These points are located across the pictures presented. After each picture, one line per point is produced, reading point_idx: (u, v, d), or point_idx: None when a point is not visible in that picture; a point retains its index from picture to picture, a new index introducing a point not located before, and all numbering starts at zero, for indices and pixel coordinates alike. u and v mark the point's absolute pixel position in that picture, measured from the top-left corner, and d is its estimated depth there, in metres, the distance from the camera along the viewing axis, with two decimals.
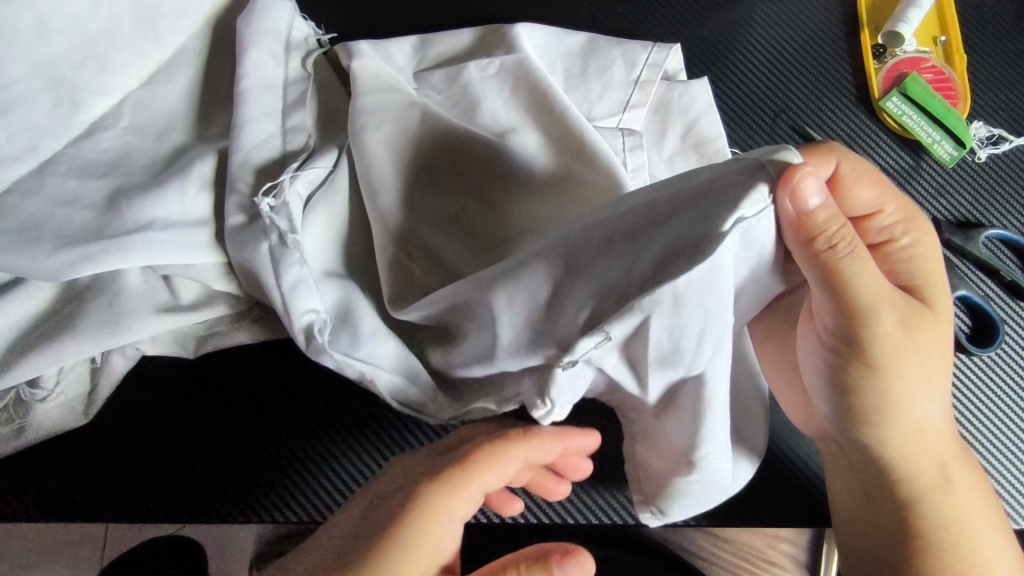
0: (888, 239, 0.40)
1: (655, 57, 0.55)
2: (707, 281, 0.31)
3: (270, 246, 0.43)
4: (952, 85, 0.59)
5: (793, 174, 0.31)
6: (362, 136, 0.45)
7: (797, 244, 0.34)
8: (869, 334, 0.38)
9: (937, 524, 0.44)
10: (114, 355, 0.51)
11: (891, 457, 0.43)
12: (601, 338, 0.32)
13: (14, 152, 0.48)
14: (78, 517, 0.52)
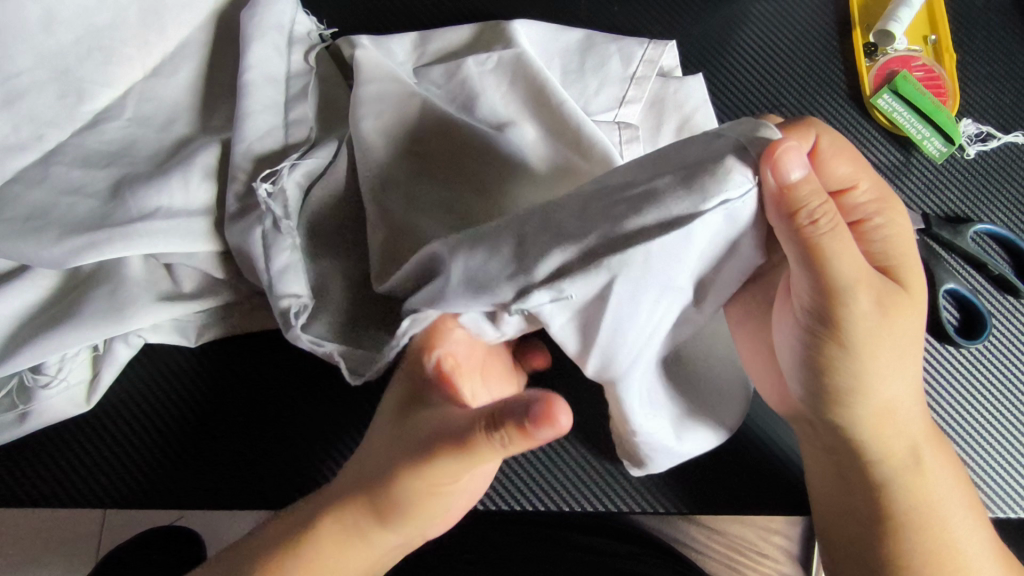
0: (862, 218, 0.40)
1: (651, 53, 0.56)
2: (676, 246, 0.33)
3: (263, 231, 0.44)
4: (941, 83, 0.60)
5: (776, 148, 0.31)
6: (363, 129, 0.47)
7: (777, 219, 0.34)
8: (844, 314, 0.38)
9: (907, 507, 0.45)
10: (117, 342, 0.51)
11: (868, 441, 0.44)
12: (555, 296, 0.35)
13: (20, 142, 0.49)
14: (78, 504, 0.53)
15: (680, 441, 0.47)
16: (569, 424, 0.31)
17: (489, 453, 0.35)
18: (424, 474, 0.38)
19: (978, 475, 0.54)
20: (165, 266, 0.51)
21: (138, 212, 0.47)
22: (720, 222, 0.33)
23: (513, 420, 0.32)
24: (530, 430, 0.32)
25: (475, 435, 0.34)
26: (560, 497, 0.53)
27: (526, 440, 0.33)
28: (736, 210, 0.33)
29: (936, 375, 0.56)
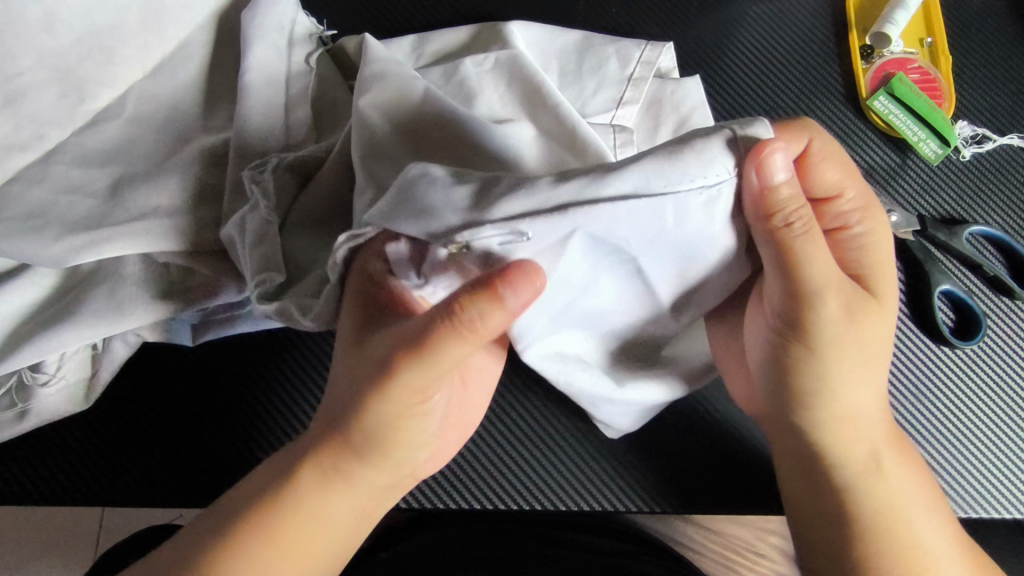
0: (843, 225, 0.42)
1: (648, 55, 0.56)
2: (651, 212, 0.34)
3: (243, 221, 0.45)
4: (937, 86, 0.61)
5: (762, 148, 0.33)
6: (358, 104, 0.44)
7: (754, 218, 0.36)
8: (812, 317, 0.39)
9: (872, 509, 0.45)
10: (117, 341, 0.51)
11: (825, 441, 0.45)
12: (509, 231, 0.34)
13: (20, 141, 0.49)
14: (79, 501, 0.53)
15: (619, 386, 0.45)
16: (544, 285, 0.33)
17: (458, 343, 0.35)
18: (391, 392, 0.37)
19: (972, 475, 0.54)
20: (162, 264, 0.51)
21: (137, 212, 0.47)
22: (694, 204, 0.34)
23: (484, 291, 0.33)
24: (503, 297, 0.33)
25: (439, 327, 0.34)
26: (557, 497, 0.54)
27: (494, 312, 0.33)
28: (709, 200, 0.35)
29: (931, 375, 0.56)
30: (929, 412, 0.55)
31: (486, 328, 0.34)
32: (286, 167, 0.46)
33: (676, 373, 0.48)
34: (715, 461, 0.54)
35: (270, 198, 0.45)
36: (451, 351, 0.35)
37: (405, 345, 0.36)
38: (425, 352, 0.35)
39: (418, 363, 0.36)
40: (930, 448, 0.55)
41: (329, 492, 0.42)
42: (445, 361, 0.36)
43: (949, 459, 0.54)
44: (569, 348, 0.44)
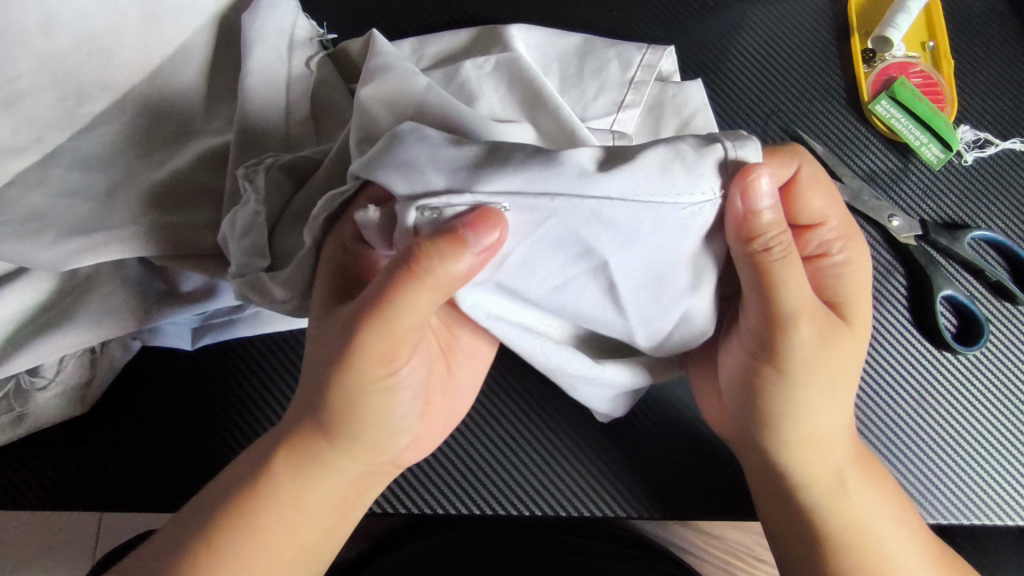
0: (824, 252, 0.42)
1: (649, 58, 0.56)
2: (630, 213, 0.33)
3: (235, 215, 0.44)
4: (939, 90, 0.60)
5: (748, 172, 0.33)
6: (359, 95, 0.42)
7: (735, 242, 0.35)
8: (785, 342, 0.39)
9: (839, 527, 0.46)
10: (116, 347, 0.52)
11: (787, 462, 0.46)
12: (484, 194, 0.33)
13: (18, 143, 0.49)
14: (80, 506, 0.53)
15: (597, 362, 0.43)
16: (502, 231, 0.32)
17: (416, 291, 0.33)
18: (355, 372, 0.37)
19: (974, 481, 0.54)
20: (161, 269, 0.51)
21: (136, 216, 0.47)
22: (677, 215, 0.34)
23: (443, 236, 0.32)
24: (464, 241, 0.32)
25: (398, 275, 0.33)
26: (557, 503, 0.53)
27: (454, 258, 0.32)
28: (693, 215, 0.34)
29: (934, 381, 0.56)
30: (931, 417, 0.55)
31: (445, 276, 0.33)
32: (281, 167, 0.45)
33: (642, 362, 0.44)
34: (710, 467, 0.54)
35: (262, 193, 0.44)
36: (411, 302, 0.34)
37: (367, 299, 0.35)
38: (385, 304, 0.34)
39: (379, 315, 0.34)
40: (931, 453, 0.54)
41: (306, 482, 0.42)
42: (405, 312, 0.34)
43: (950, 465, 0.54)
44: (547, 326, 0.41)
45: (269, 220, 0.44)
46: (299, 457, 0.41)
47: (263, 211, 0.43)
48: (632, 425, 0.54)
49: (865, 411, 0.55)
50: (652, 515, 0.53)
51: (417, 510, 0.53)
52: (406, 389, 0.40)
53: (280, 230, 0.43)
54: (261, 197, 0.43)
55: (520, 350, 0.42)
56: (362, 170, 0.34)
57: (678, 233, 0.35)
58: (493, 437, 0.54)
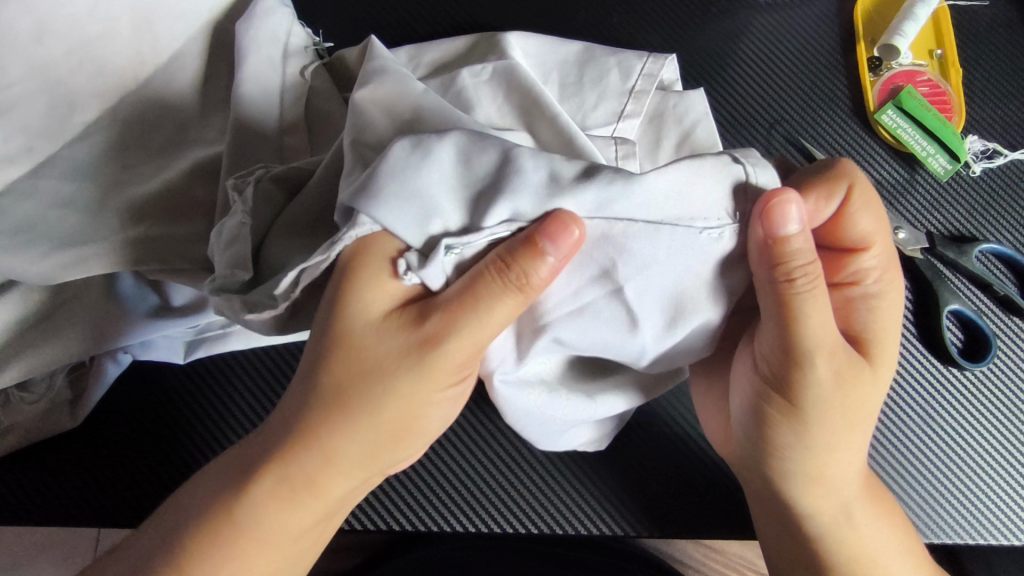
0: (856, 280, 0.42)
1: (650, 67, 0.55)
2: (646, 239, 0.35)
3: (221, 228, 0.41)
4: (947, 99, 0.59)
5: (774, 198, 0.34)
6: (355, 96, 0.40)
7: (761, 266, 0.36)
8: (801, 377, 0.39)
9: (844, 555, 0.45)
10: (107, 360, 0.51)
11: (797, 489, 0.44)
12: (506, 222, 0.34)
13: (9, 153, 0.47)
14: (65, 522, 0.52)
15: (591, 400, 0.45)
16: (580, 232, 0.33)
17: (505, 297, 0.34)
18: (356, 410, 0.37)
19: (982, 501, 0.53)
20: (153, 282, 0.51)
21: (130, 229, 0.47)
22: (695, 239, 0.35)
23: (521, 243, 0.33)
24: (541, 246, 0.33)
25: (489, 279, 0.34)
26: (553, 520, 0.52)
27: (537, 266, 0.33)
28: (713, 238, 0.36)
29: (939, 398, 0.54)
30: (939, 436, 0.54)
31: (532, 280, 0.34)
32: (271, 178, 0.43)
33: (633, 381, 0.45)
34: (707, 485, 0.53)
35: (249, 202, 0.41)
36: (501, 308, 0.35)
37: (450, 302, 0.35)
38: (471, 307, 0.34)
39: (469, 317, 0.35)
40: (936, 474, 0.53)
41: (292, 518, 0.38)
42: (497, 320, 0.35)
43: (957, 484, 0.53)
44: (529, 372, 0.42)
45: (255, 232, 0.41)
46: (290, 494, 0.37)
47: (249, 222, 0.40)
48: (629, 442, 0.54)
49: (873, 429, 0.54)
50: (645, 535, 0.52)
51: (412, 526, 0.53)
52: (431, 421, 0.39)
53: (268, 244, 0.41)
54: (245, 206, 0.41)
55: (499, 402, 0.42)
56: (350, 201, 0.34)
57: (696, 253, 0.36)
58: (489, 453, 0.53)
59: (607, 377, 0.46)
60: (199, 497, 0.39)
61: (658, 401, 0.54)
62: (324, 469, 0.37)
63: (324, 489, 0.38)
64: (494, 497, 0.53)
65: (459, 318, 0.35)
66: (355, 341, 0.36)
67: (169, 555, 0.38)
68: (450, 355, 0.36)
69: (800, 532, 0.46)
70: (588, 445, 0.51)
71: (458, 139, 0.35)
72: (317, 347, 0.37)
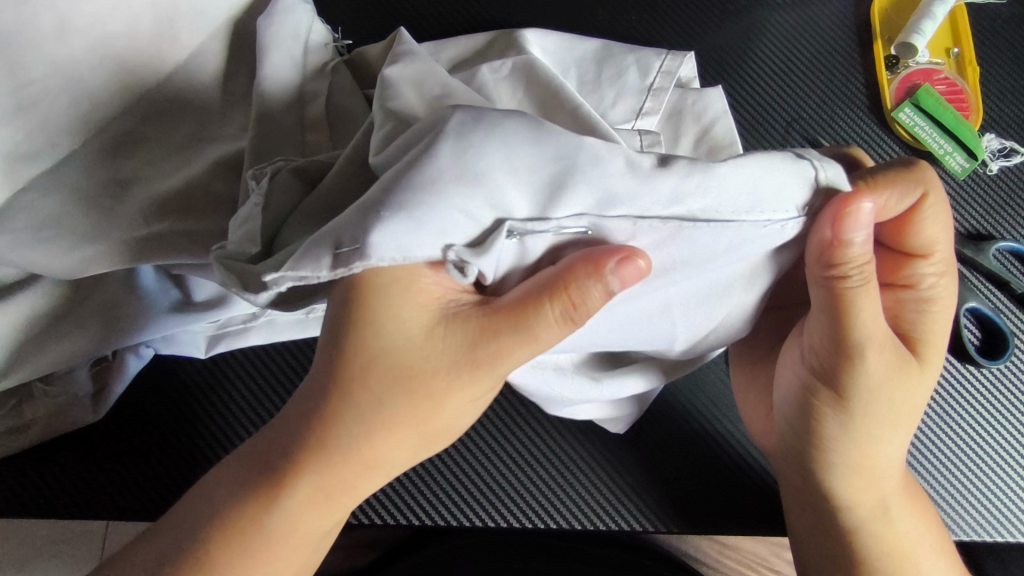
0: (911, 284, 0.42)
1: (668, 65, 0.55)
2: (711, 235, 0.35)
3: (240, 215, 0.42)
4: (964, 97, 0.59)
5: (849, 202, 0.34)
6: (386, 72, 0.40)
7: (815, 263, 0.37)
8: (848, 372, 0.40)
9: (878, 551, 0.45)
10: (129, 353, 0.52)
11: (829, 481, 0.45)
12: (570, 217, 0.33)
13: (30, 149, 0.47)
14: (84, 515, 0.52)
15: (596, 382, 0.45)
16: (646, 265, 0.34)
17: (558, 317, 0.35)
18: (397, 407, 0.37)
19: (1003, 498, 0.53)
20: (174, 276, 0.51)
21: (152, 224, 0.47)
22: (757, 232, 0.35)
23: (584, 266, 0.33)
24: (606, 270, 0.33)
25: (545, 301, 0.34)
26: (573, 514, 0.53)
27: (595, 292, 0.33)
28: (779, 229, 0.36)
29: (958, 395, 0.55)
30: (957, 433, 0.54)
31: (587, 307, 0.34)
32: (294, 173, 0.43)
33: (655, 364, 0.46)
34: (727, 481, 0.53)
35: (266, 192, 0.41)
36: (550, 332, 0.35)
37: (502, 318, 0.35)
38: (520, 324, 0.35)
39: (522, 333, 0.35)
40: (954, 471, 0.53)
41: (314, 514, 0.38)
42: (543, 343, 0.36)
43: (979, 482, 0.53)
44: (545, 357, 0.43)
45: (275, 224, 0.41)
46: (314, 485, 0.37)
47: (262, 206, 0.41)
48: (648, 440, 0.54)
49: None
50: (662, 530, 0.52)
51: (432, 521, 0.53)
52: (464, 419, 0.39)
53: (285, 233, 0.40)
54: (264, 195, 0.41)
55: (512, 380, 0.44)
56: (388, 180, 0.32)
57: (753, 246, 0.36)
58: (510, 450, 0.54)
59: (625, 365, 0.46)
60: (228, 491, 0.38)
61: (675, 398, 0.55)
62: (356, 472, 0.38)
63: (354, 485, 0.38)
64: (516, 491, 0.53)
65: (514, 327, 0.35)
66: (386, 328, 0.36)
67: (200, 550, 0.38)
68: (503, 365, 0.36)
69: (832, 525, 0.46)
70: (617, 424, 0.52)
71: (507, 135, 0.32)
72: (344, 342, 0.37)
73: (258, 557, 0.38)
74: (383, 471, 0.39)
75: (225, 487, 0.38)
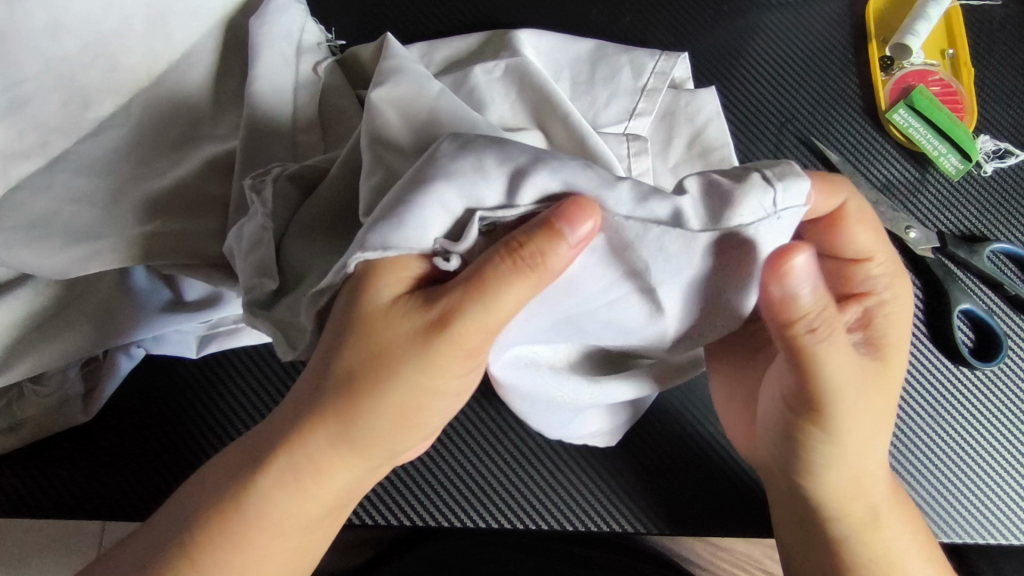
0: (869, 290, 0.43)
1: (662, 65, 0.55)
2: (682, 245, 0.34)
3: (242, 229, 0.42)
4: (958, 99, 0.59)
5: (782, 259, 0.34)
6: (371, 95, 0.40)
7: (775, 323, 0.36)
8: (827, 409, 0.40)
9: (863, 556, 0.45)
10: (120, 354, 0.52)
11: (818, 491, 0.45)
12: (535, 203, 0.34)
13: (22, 149, 0.47)
14: (77, 515, 0.52)
15: (594, 383, 0.45)
16: (594, 208, 0.33)
17: (515, 278, 0.33)
18: (385, 406, 0.36)
19: (995, 501, 0.53)
20: (166, 276, 0.51)
21: (142, 225, 0.47)
22: (733, 242, 0.35)
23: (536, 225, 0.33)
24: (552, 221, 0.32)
25: (499, 262, 0.33)
26: (564, 515, 0.53)
27: (555, 250, 0.33)
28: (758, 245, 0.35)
29: (951, 398, 0.54)
30: (948, 436, 0.54)
31: (541, 254, 0.33)
32: (289, 177, 0.43)
33: (648, 373, 0.46)
34: (717, 483, 0.53)
35: (268, 202, 0.42)
36: (510, 288, 0.33)
37: (461, 284, 0.34)
38: (479, 293, 0.34)
39: (480, 302, 0.34)
40: (946, 474, 0.53)
41: (299, 512, 0.38)
42: (503, 305, 0.34)
43: (971, 485, 0.53)
44: (539, 353, 0.44)
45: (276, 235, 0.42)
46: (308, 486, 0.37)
47: (270, 226, 0.41)
48: (641, 441, 0.54)
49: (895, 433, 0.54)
50: (653, 531, 0.52)
51: (424, 522, 0.53)
52: (434, 416, 0.39)
53: (287, 244, 0.41)
54: (266, 210, 0.41)
55: (496, 375, 0.44)
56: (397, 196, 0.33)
57: (725, 259, 0.36)
58: (504, 451, 0.54)
59: (624, 370, 0.46)
60: (212, 494, 0.38)
61: (667, 402, 0.55)
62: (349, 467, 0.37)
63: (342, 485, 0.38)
64: (508, 493, 0.53)
65: (472, 294, 0.34)
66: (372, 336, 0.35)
67: (184, 550, 0.38)
68: (463, 333, 0.35)
69: (820, 532, 0.46)
70: (603, 435, 0.51)
71: (480, 145, 0.34)
72: (329, 347, 0.36)
73: (247, 557, 0.38)
74: (367, 466, 0.39)
75: (209, 490, 0.38)
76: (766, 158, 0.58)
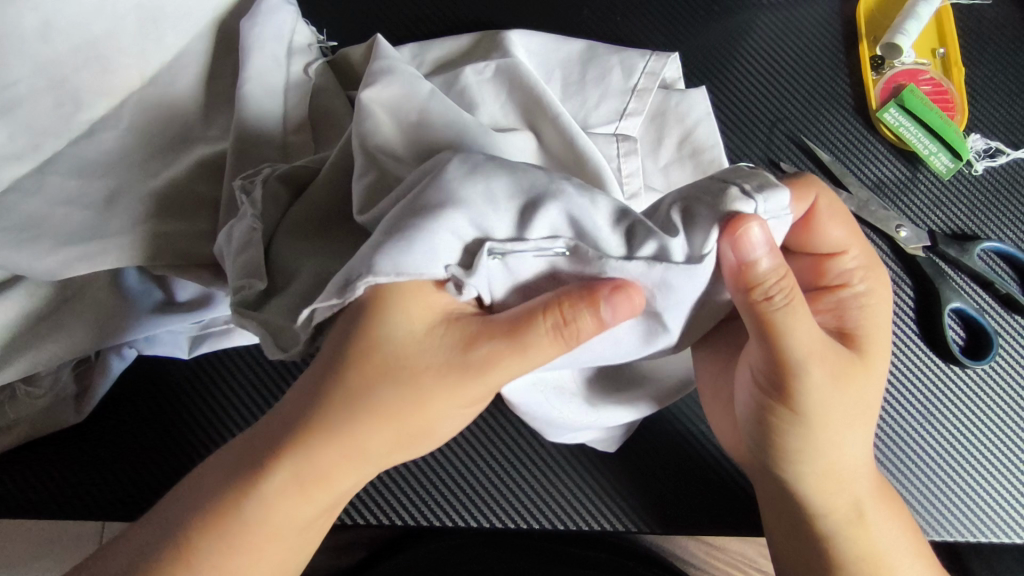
0: (844, 283, 0.44)
1: (652, 65, 0.55)
2: (685, 276, 0.34)
3: (232, 231, 0.42)
4: (949, 98, 0.59)
5: (737, 227, 0.33)
6: (361, 96, 0.40)
7: (736, 289, 0.36)
8: (797, 385, 0.40)
9: (853, 555, 0.45)
10: (111, 354, 0.52)
11: (806, 487, 0.45)
12: (548, 236, 0.34)
13: (14, 150, 0.48)
14: (72, 517, 0.52)
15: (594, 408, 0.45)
16: (640, 299, 0.34)
17: (548, 340, 0.35)
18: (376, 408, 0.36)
19: (986, 499, 0.53)
20: (158, 277, 0.51)
21: (132, 226, 0.47)
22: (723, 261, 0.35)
23: (580, 297, 0.34)
24: (600, 300, 0.33)
25: (542, 330, 0.35)
26: (556, 515, 0.53)
27: (587, 321, 0.34)
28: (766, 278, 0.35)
29: (942, 396, 0.54)
30: (940, 434, 0.54)
31: (577, 327, 0.34)
32: (278, 177, 0.43)
33: (645, 392, 0.47)
34: (709, 482, 0.53)
35: (256, 202, 0.42)
36: (541, 348, 0.35)
37: (501, 332, 0.35)
38: (514, 343, 0.35)
39: (513, 356, 0.36)
40: (937, 472, 0.53)
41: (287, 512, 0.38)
42: (533, 359, 0.36)
43: (961, 483, 0.53)
44: (547, 376, 0.43)
45: (264, 236, 0.41)
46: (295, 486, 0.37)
47: (258, 226, 0.41)
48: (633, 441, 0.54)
49: (886, 431, 0.54)
50: (645, 531, 0.52)
51: (416, 522, 0.53)
52: (445, 426, 0.38)
53: (276, 246, 0.41)
54: (251, 205, 0.41)
55: (508, 399, 0.43)
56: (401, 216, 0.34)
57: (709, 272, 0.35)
58: (496, 451, 0.54)
59: (622, 387, 0.46)
60: (200, 493, 0.38)
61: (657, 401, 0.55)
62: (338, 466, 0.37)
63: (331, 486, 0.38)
64: (501, 492, 0.53)
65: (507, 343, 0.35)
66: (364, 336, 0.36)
67: (172, 550, 0.38)
68: (491, 376, 0.36)
69: (809, 529, 0.46)
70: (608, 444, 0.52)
71: (489, 169, 0.35)
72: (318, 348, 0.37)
73: (236, 556, 0.38)
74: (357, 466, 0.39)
75: (197, 490, 0.39)
76: (757, 158, 0.58)
